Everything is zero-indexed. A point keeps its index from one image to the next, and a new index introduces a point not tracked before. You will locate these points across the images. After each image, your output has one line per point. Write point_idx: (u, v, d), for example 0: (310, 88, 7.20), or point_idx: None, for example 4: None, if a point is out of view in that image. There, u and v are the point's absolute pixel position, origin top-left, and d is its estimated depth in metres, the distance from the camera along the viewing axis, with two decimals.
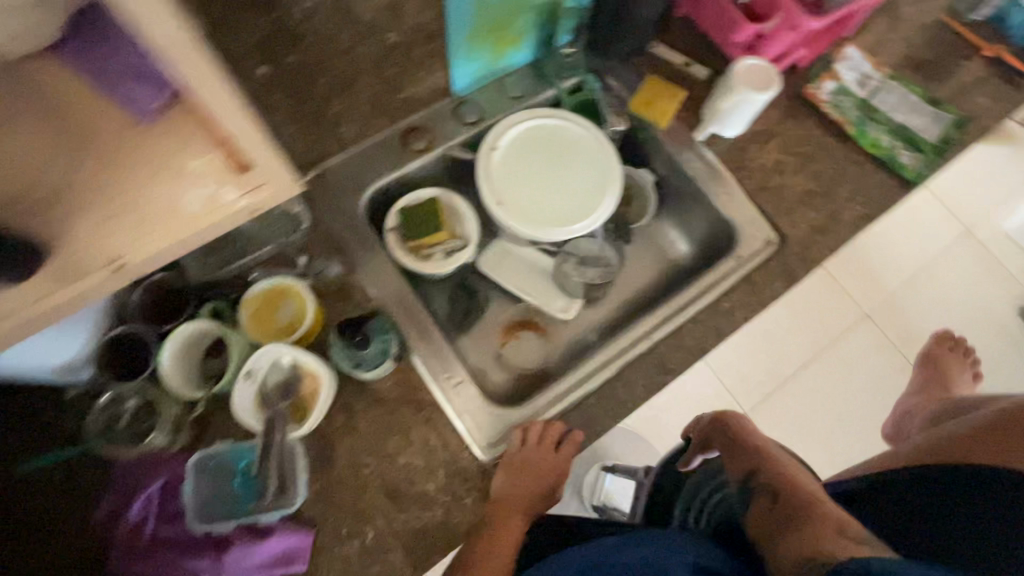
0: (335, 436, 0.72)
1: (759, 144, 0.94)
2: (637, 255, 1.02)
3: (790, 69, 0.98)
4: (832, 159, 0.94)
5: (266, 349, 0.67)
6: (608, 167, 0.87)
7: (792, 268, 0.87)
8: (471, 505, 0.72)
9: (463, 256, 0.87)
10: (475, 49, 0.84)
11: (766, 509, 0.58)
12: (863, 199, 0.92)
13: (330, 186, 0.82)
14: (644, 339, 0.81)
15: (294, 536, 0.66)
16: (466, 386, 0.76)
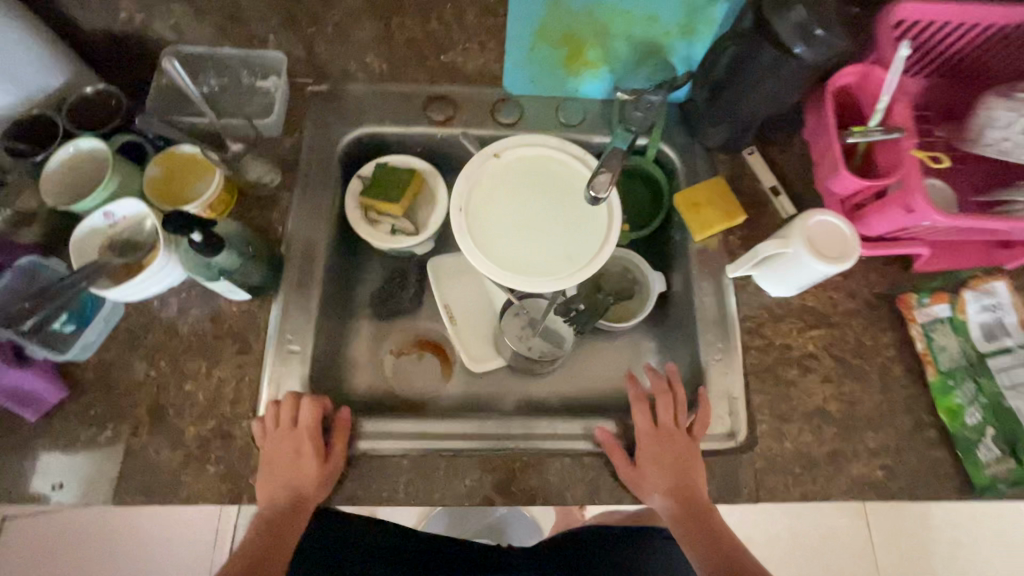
0: (154, 323, 0.67)
1: (798, 324, 0.72)
2: (601, 354, 0.84)
3: (899, 265, 0.74)
4: (882, 395, 0.69)
5: (132, 202, 0.62)
6: (602, 241, 0.71)
7: (737, 482, 0.65)
8: (210, 476, 0.62)
9: (404, 241, 0.77)
10: (540, 48, 0.74)
11: None
12: (890, 465, 0.66)
13: (329, 105, 0.78)
14: (505, 439, 0.66)
15: (45, 385, 0.62)
16: (300, 360, 0.67)
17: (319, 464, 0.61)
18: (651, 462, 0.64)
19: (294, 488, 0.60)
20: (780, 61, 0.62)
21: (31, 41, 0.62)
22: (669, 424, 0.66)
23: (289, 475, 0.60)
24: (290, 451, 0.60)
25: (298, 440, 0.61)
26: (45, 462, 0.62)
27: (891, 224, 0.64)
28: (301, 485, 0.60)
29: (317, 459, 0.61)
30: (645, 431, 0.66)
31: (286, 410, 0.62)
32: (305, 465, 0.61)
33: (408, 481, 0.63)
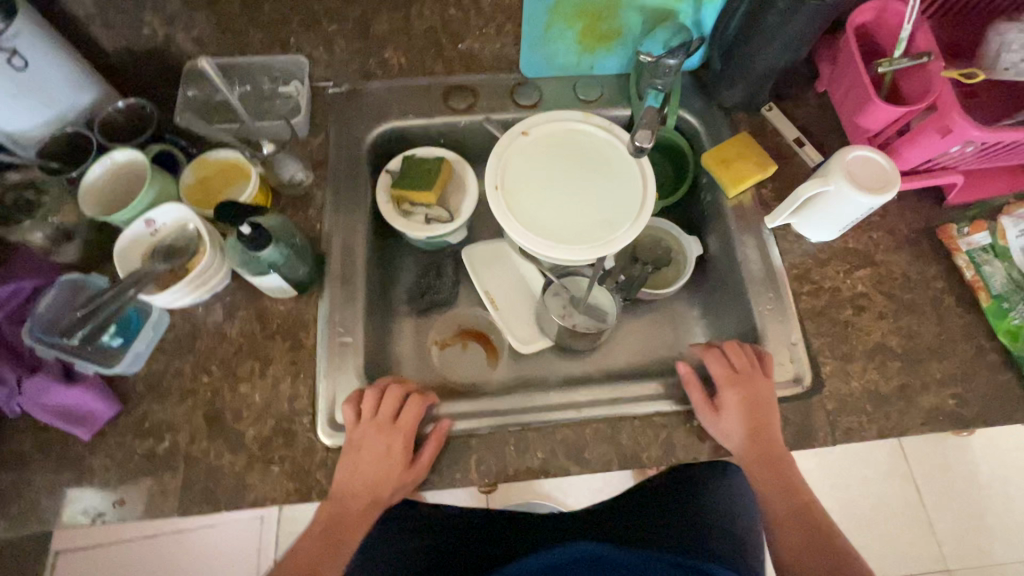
0: (201, 329, 0.66)
1: (843, 265, 0.72)
2: (644, 324, 0.83)
3: (932, 200, 0.75)
4: (939, 326, 0.69)
5: (172, 206, 0.62)
6: (639, 203, 0.71)
7: (810, 427, 0.64)
8: (275, 476, 0.59)
9: (440, 229, 0.76)
10: (555, 26, 0.75)
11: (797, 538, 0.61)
12: (959, 393, 0.66)
13: (349, 103, 0.79)
14: (571, 407, 0.64)
15: (97, 400, 0.60)
16: (354, 351, 0.66)
17: (406, 468, 0.60)
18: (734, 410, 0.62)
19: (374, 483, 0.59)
20: (796, 6, 0.64)
21: (59, 58, 0.61)
22: (745, 368, 0.64)
23: (368, 472, 0.59)
24: (377, 447, 0.59)
25: (391, 437, 0.59)
26: (103, 481, 0.59)
27: (927, 152, 0.65)
28: (380, 483, 0.59)
29: (398, 461, 0.60)
30: (723, 374, 0.64)
31: (385, 404, 0.61)
32: (391, 464, 0.59)
33: (478, 460, 0.61)
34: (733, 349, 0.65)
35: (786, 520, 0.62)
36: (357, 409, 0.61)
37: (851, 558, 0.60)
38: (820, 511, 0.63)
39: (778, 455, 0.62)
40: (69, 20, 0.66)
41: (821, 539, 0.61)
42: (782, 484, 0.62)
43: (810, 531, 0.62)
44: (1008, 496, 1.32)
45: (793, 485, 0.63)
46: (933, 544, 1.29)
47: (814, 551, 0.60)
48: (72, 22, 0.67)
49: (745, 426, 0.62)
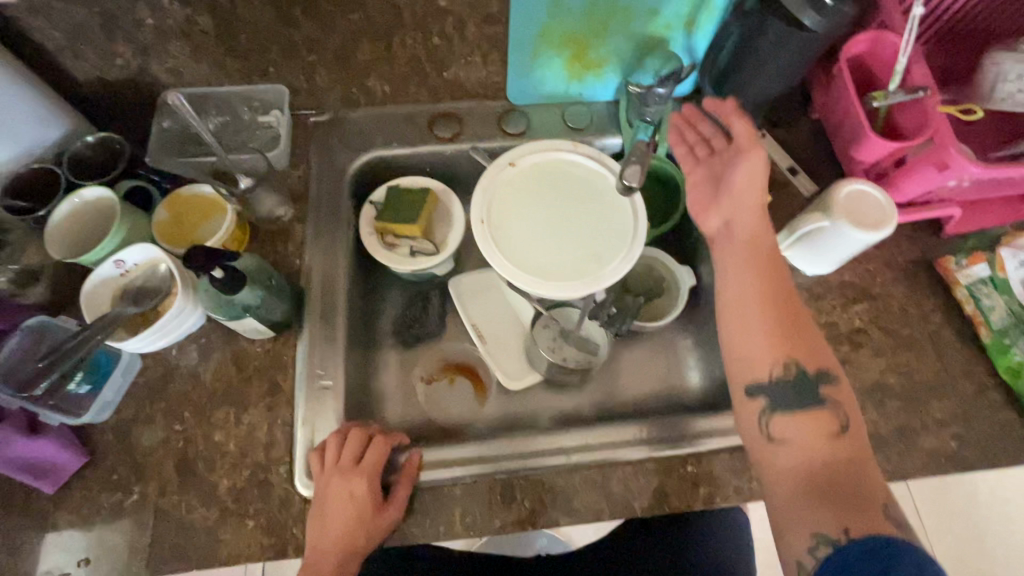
0: (174, 373, 0.63)
1: (839, 299, 0.70)
2: (637, 356, 0.81)
3: (929, 231, 0.73)
4: (938, 363, 0.67)
5: (143, 246, 0.59)
6: (629, 238, 0.68)
7: None
8: (249, 531, 0.57)
9: (426, 262, 0.73)
10: (542, 53, 0.73)
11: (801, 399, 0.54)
12: (960, 434, 0.64)
13: (331, 133, 0.76)
14: (560, 452, 0.62)
15: (64, 452, 0.57)
16: (333, 395, 0.63)
17: (377, 507, 0.57)
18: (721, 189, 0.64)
19: (349, 533, 0.55)
20: (787, 38, 0.62)
21: (21, 92, 0.59)
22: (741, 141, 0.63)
23: (342, 521, 0.55)
24: (348, 495, 0.56)
25: (356, 480, 0.56)
26: (70, 539, 0.57)
27: (923, 186, 0.63)
28: (354, 532, 0.55)
29: (373, 504, 0.57)
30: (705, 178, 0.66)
31: (348, 446, 0.58)
32: (365, 508, 0.56)
33: (463, 511, 0.58)
34: (693, 111, 0.70)
35: (739, 296, 0.58)
36: (322, 457, 0.58)
37: (817, 351, 0.56)
38: (790, 291, 0.58)
39: (764, 242, 0.61)
40: (38, 52, 0.64)
41: (790, 325, 0.56)
42: (754, 337, 0.56)
43: (776, 343, 0.55)
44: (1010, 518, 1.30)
45: (753, 240, 0.61)
46: None
47: (760, 330, 0.56)
48: (41, 54, 0.64)
49: (750, 197, 0.62)
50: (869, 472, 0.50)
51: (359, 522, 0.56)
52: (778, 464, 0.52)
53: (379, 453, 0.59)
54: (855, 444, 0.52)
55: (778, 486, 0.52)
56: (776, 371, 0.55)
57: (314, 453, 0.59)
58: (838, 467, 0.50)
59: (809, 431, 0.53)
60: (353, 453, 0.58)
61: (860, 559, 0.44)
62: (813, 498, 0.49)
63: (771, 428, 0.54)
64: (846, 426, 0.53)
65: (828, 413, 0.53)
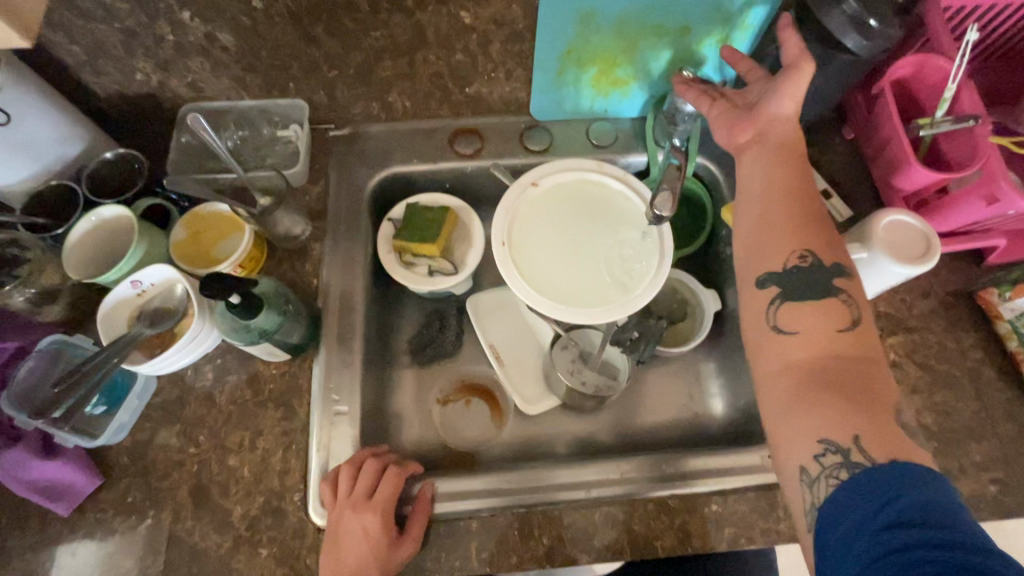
0: (190, 394, 0.62)
1: (874, 332, 0.67)
2: (657, 382, 0.79)
3: (970, 262, 0.70)
4: (977, 402, 0.64)
5: (160, 267, 0.58)
6: (654, 264, 0.66)
7: None
8: (262, 560, 0.56)
9: (444, 284, 0.72)
10: (567, 71, 0.71)
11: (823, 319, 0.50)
12: (1000, 479, 0.61)
13: (349, 148, 0.75)
14: (579, 487, 0.60)
15: (79, 473, 0.57)
16: (349, 420, 0.62)
17: (392, 541, 0.55)
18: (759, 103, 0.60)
19: (359, 569, 0.52)
20: (827, 60, 0.59)
21: (44, 109, 0.59)
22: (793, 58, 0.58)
23: (353, 556, 0.53)
24: (364, 528, 0.54)
25: (369, 514, 0.55)
26: (82, 563, 0.56)
27: (969, 217, 0.60)
28: (369, 568, 0.52)
29: (388, 538, 0.55)
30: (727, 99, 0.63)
31: (361, 478, 0.57)
32: (379, 543, 0.54)
33: (479, 544, 0.57)
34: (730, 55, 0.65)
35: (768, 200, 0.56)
36: (334, 487, 0.57)
37: (836, 247, 0.53)
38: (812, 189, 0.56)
39: (799, 158, 0.57)
40: (59, 67, 0.63)
41: (802, 220, 0.54)
42: (768, 243, 0.54)
43: (794, 248, 0.53)
44: None
45: (787, 148, 0.57)
46: None
47: (774, 229, 0.54)
48: (63, 69, 0.64)
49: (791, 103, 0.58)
50: (874, 371, 0.47)
51: (371, 558, 0.53)
52: (777, 354, 0.50)
53: (394, 484, 0.57)
54: (863, 343, 0.49)
55: (772, 382, 0.50)
56: (790, 261, 0.52)
57: (328, 481, 0.57)
58: (844, 359, 0.47)
59: (817, 325, 0.50)
60: (370, 484, 0.57)
61: (881, 481, 0.41)
62: (810, 391, 0.47)
63: (778, 319, 0.51)
64: (857, 323, 0.49)
65: (839, 304, 0.50)
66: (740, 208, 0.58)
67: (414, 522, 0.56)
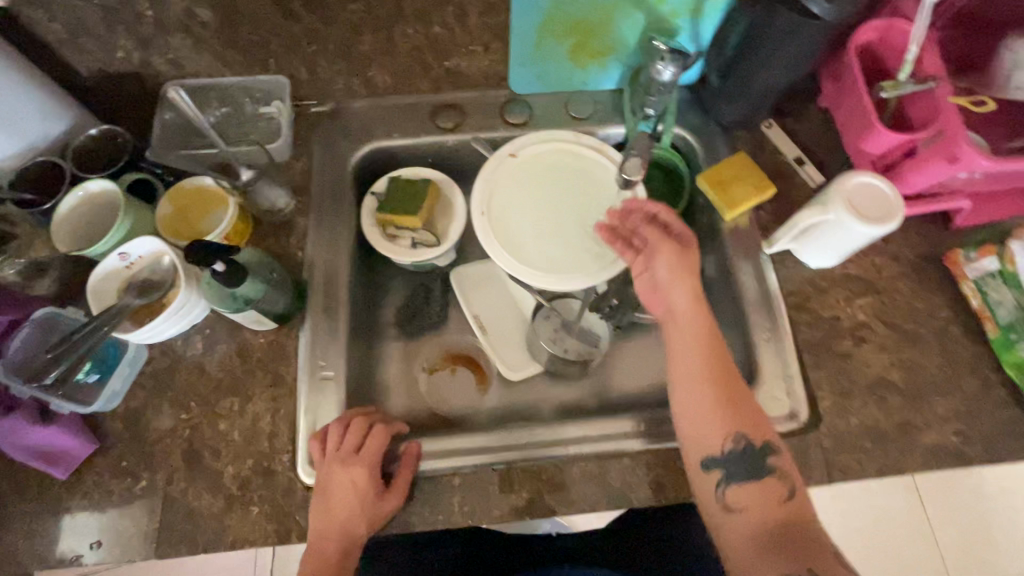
0: (180, 363, 0.64)
1: (844, 293, 0.69)
2: (637, 347, 0.81)
3: (938, 224, 0.72)
4: (943, 358, 0.66)
5: (147, 239, 0.60)
6: (630, 231, 0.68)
7: (807, 465, 0.62)
8: (254, 517, 0.58)
9: (427, 254, 0.73)
10: (544, 43, 0.72)
11: (768, 501, 0.54)
12: (962, 429, 0.63)
13: (333, 124, 0.76)
14: (558, 445, 0.62)
15: (74, 439, 0.59)
16: (335, 385, 0.64)
17: (377, 494, 0.58)
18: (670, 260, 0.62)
19: (349, 516, 0.57)
20: (795, 25, 0.60)
21: (24, 85, 0.60)
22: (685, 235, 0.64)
23: (343, 505, 0.57)
24: (351, 481, 0.57)
25: (356, 469, 0.57)
26: (81, 522, 0.58)
27: (932, 178, 0.62)
28: (355, 517, 0.57)
29: (374, 490, 0.58)
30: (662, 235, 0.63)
31: (348, 435, 0.59)
32: (366, 495, 0.57)
33: (462, 501, 0.60)
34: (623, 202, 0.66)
35: (694, 369, 0.58)
36: (323, 444, 0.59)
37: (761, 421, 0.56)
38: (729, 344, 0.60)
39: (704, 330, 0.60)
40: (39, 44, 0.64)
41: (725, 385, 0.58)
42: (702, 425, 0.56)
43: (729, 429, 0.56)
44: None
45: (697, 322, 0.60)
46: None
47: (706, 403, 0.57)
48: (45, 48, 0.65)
49: (678, 271, 0.62)
50: (813, 531, 0.53)
51: (360, 507, 0.57)
52: (735, 533, 0.54)
53: (380, 442, 0.60)
54: (801, 509, 0.54)
55: (732, 551, 0.54)
56: (728, 445, 0.55)
57: (316, 436, 0.60)
58: (782, 530, 0.53)
59: (758, 499, 0.54)
60: (357, 441, 0.59)
61: None
62: (770, 555, 0.52)
63: (724, 499, 0.55)
64: (795, 493, 0.54)
65: (776, 480, 0.55)
66: (672, 374, 0.60)
67: (399, 478, 0.59)
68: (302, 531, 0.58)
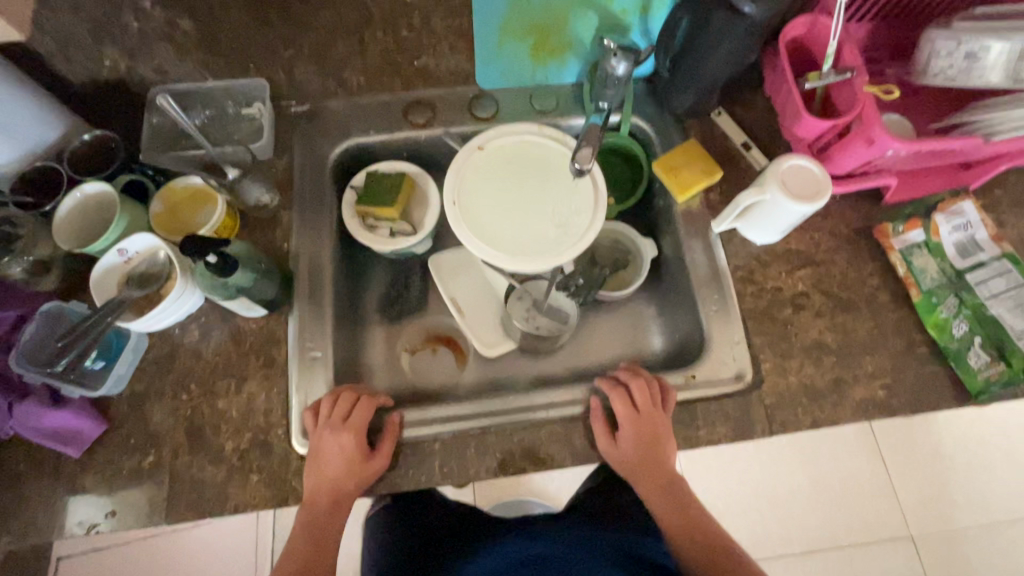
0: (179, 350, 0.70)
1: (785, 265, 0.76)
2: (603, 323, 0.88)
3: (871, 201, 0.79)
4: (872, 321, 0.74)
5: (142, 236, 0.65)
6: (588, 217, 0.74)
7: (751, 421, 0.69)
8: (254, 484, 0.65)
9: (404, 242, 0.79)
10: (507, 41, 0.80)
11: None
12: (888, 383, 0.71)
13: (313, 123, 0.81)
14: (527, 411, 0.69)
15: (84, 421, 0.65)
16: (324, 365, 0.70)
17: (365, 460, 0.65)
18: (630, 443, 0.67)
19: (338, 480, 0.64)
20: (730, 22, 0.66)
21: (22, 97, 0.64)
22: (648, 407, 0.68)
23: (332, 471, 0.64)
24: (339, 448, 0.63)
25: (344, 436, 0.64)
26: (95, 495, 0.64)
27: (856, 159, 0.69)
28: (344, 478, 0.63)
29: (362, 455, 0.65)
30: (627, 418, 0.67)
31: (338, 407, 0.66)
32: (353, 460, 0.64)
33: (441, 463, 0.66)
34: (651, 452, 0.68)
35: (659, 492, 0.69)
36: (314, 415, 0.66)
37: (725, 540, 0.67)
38: (692, 501, 0.70)
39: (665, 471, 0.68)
40: (31, 56, 0.68)
41: (678, 505, 0.69)
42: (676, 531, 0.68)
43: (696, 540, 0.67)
44: (970, 465, 1.39)
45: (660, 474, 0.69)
46: (898, 514, 1.36)
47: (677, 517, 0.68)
48: (34, 59, 0.69)
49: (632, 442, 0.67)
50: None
51: (347, 473, 0.64)
52: None
53: (365, 412, 0.66)
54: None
55: None
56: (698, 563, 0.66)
57: (308, 409, 0.67)
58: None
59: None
60: (345, 412, 0.66)
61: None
62: None
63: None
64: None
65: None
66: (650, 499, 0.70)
67: (383, 445, 0.66)
68: (298, 495, 0.65)
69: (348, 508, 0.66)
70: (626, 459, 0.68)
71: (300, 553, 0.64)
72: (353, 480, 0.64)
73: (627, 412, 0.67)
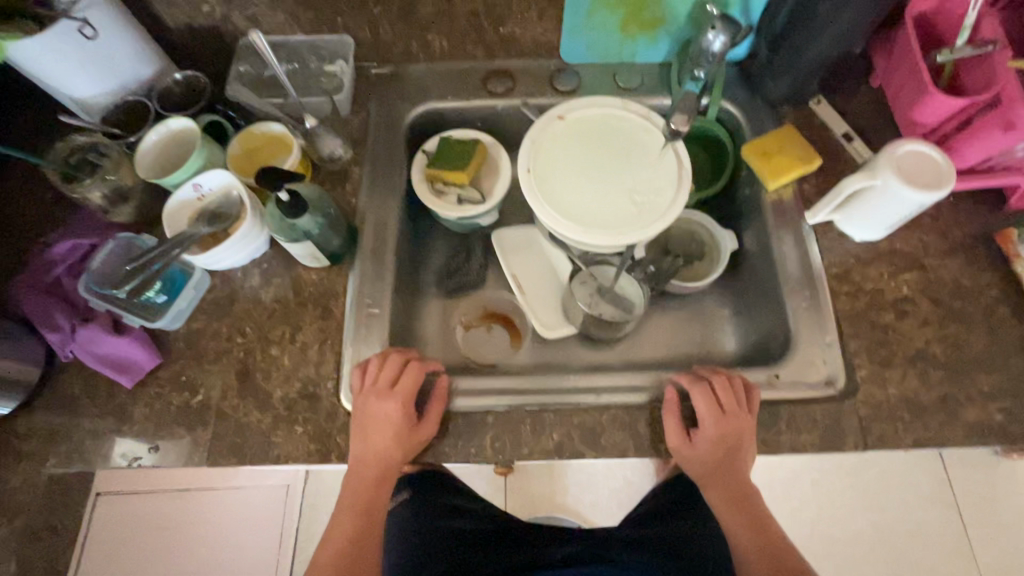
0: (239, 293, 0.69)
1: (888, 267, 0.69)
2: (671, 317, 0.82)
3: (993, 204, 0.70)
4: (990, 337, 0.65)
5: (218, 173, 0.65)
6: (669, 197, 0.69)
7: (842, 431, 0.61)
8: (298, 436, 0.62)
9: (471, 210, 0.76)
10: (596, 13, 0.75)
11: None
12: (1008, 408, 0.61)
13: (392, 85, 0.81)
14: (589, 393, 0.64)
15: (141, 352, 0.64)
16: (380, 323, 0.67)
17: (413, 428, 0.61)
18: (708, 443, 0.61)
19: (384, 447, 0.60)
20: None
21: (125, 29, 0.66)
22: (734, 408, 0.61)
23: (378, 437, 0.60)
24: (388, 414, 0.60)
25: (392, 403, 0.60)
26: (142, 428, 0.63)
27: (985, 150, 0.62)
28: (391, 446, 0.60)
29: (410, 423, 0.61)
30: (709, 417, 0.60)
31: (386, 370, 0.62)
32: (400, 428, 0.60)
33: (493, 437, 0.62)
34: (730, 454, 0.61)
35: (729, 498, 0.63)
36: (363, 374, 0.62)
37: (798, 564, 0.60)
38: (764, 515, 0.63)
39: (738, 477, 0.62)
40: None
41: (750, 519, 0.62)
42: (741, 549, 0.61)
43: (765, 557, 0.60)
44: None
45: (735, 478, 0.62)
46: None
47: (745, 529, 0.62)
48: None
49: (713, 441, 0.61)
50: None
51: (394, 440, 0.60)
52: None
53: (417, 376, 0.62)
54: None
55: None
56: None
57: (358, 367, 0.63)
58: None
59: None
60: (395, 375, 0.62)
61: None
62: None
63: None
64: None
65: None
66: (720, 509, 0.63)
67: (431, 414, 0.62)
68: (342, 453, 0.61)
69: (390, 479, 0.62)
70: (698, 458, 0.62)
71: (344, 526, 0.62)
72: (398, 447, 0.60)
73: (712, 412, 0.61)
